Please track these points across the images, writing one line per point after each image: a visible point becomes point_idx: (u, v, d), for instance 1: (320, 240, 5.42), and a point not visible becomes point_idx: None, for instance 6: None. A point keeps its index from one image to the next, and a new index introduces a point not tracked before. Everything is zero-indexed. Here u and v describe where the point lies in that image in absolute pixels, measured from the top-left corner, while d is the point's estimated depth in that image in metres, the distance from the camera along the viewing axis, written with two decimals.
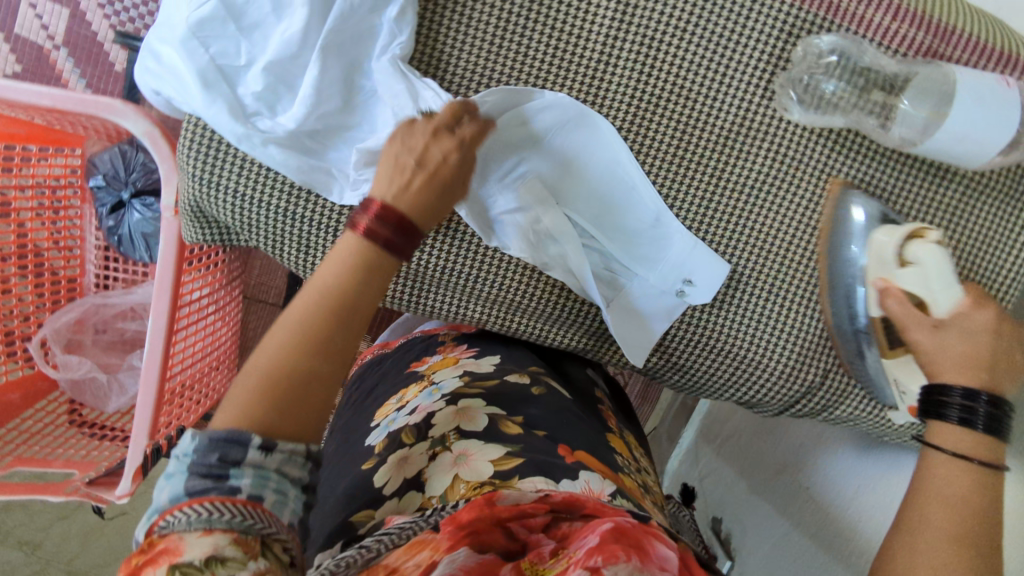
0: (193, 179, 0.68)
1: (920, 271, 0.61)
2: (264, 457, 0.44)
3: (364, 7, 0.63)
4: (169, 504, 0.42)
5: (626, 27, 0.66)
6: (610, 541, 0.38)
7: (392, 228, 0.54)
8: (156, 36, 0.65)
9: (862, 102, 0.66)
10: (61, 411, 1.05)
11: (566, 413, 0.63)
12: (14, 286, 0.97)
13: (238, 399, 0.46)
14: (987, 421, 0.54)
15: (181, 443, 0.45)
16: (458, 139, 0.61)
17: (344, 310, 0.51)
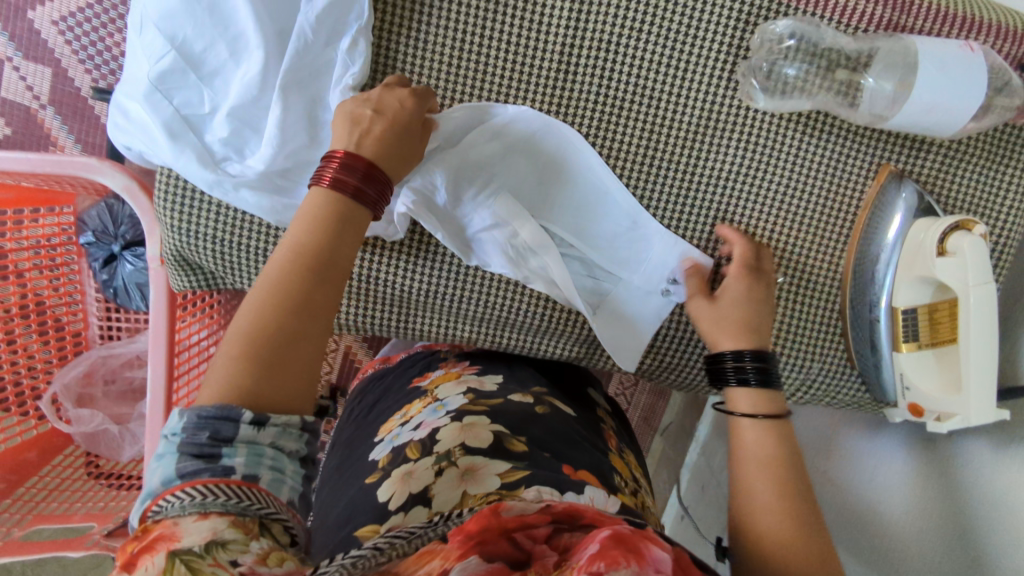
0: (174, 232, 0.69)
1: (958, 262, 0.61)
2: (257, 432, 0.43)
3: (319, 40, 0.64)
4: (163, 487, 0.40)
5: (582, 35, 0.67)
6: (610, 547, 0.36)
7: (360, 178, 0.55)
8: (122, 92, 0.66)
9: (829, 82, 0.65)
10: (78, 464, 1.05)
11: (571, 433, 0.63)
12: (19, 339, 0.98)
13: (220, 371, 0.45)
14: (757, 375, 0.62)
15: (169, 423, 0.44)
16: (410, 89, 0.62)
17: (321, 267, 0.50)
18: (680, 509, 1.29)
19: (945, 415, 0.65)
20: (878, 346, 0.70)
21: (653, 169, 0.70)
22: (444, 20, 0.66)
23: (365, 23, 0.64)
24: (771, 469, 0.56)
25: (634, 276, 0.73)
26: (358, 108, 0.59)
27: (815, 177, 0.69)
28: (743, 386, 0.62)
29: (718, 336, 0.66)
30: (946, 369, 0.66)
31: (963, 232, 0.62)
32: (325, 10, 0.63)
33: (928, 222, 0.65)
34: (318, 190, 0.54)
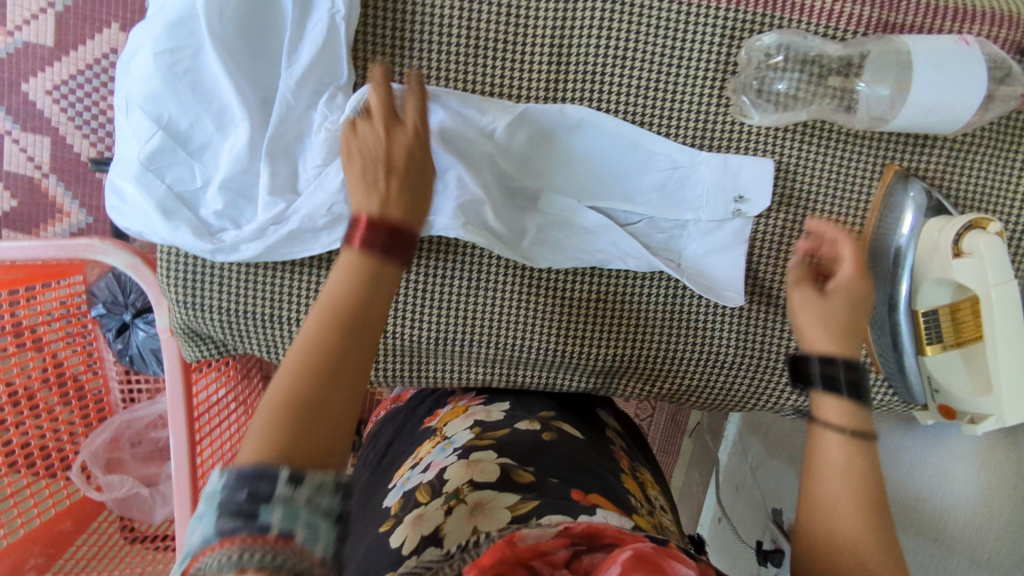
0: (177, 305, 0.69)
1: (975, 262, 0.59)
2: (295, 490, 0.38)
3: (299, 104, 0.63)
4: (200, 546, 0.36)
5: (566, 68, 0.66)
6: (631, 569, 0.35)
7: (388, 239, 0.49)
8: (113, 173, 0.65)
9: (822, 89, 0.64)
10: (113, 529, 1.07)
11: (580, 458, 0.62)
12: (42, 404, 0.99)
13: (250, 443, 0.40)
14: (850, 387, 0.53)
15: (209, 483, 0.39)
16: (409, 129, 0.57)
17: (359, 323, 0.46)
18: (717, 511, 1.27)
19: (979, 417, 0.63)
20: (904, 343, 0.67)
21: (649, 193, 0.69)
22: (425, 66, 0.66)
23: (344, 83, 0.64)
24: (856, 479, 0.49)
25: (643, 299, 0.71)
26: (369, 166, 0.54)
27: (819, 184, 0.68)
28: (832, 393, 0.53)
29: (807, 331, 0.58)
30: (975, 368, 0.63)
31: (977, 232, 0.60)
32: (308, 69, 0.62)
33: (941, 222, 0.63)
34: (348, 248, 0.50)
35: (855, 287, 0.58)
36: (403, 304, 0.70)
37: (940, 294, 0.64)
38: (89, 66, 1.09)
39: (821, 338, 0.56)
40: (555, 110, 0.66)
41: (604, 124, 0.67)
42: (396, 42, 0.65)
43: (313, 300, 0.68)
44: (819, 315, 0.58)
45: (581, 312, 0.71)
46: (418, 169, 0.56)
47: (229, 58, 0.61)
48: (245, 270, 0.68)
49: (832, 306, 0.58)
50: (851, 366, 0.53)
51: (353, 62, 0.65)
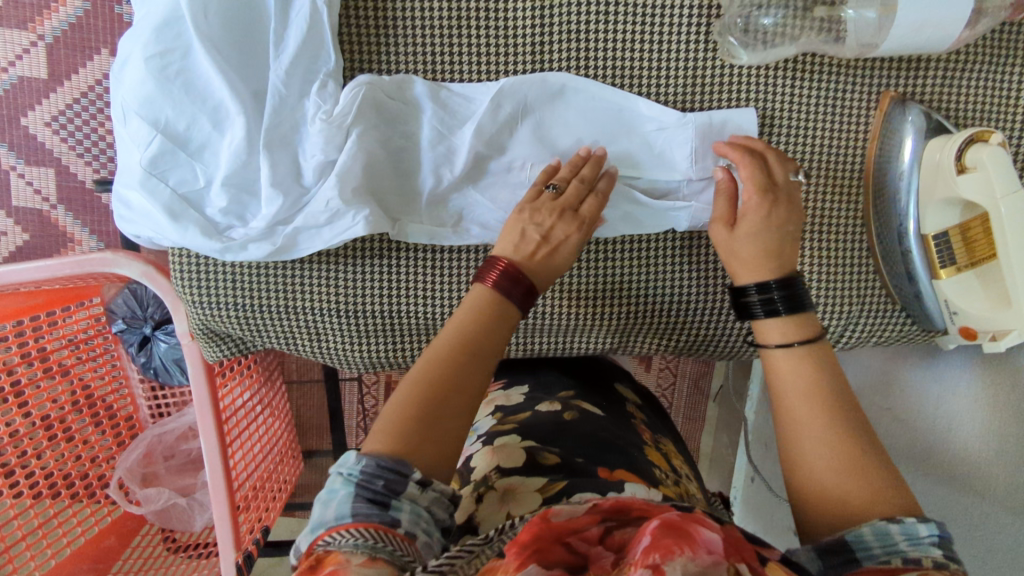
0: (195, 307, 0.70)
1: (980, 176, 0.59)
2: (421, 492, 0.46)
3: (292, 94, 0.64)
4: (335, 522, 0.43)
5: (550, 29, 0.66)
6: (661, 537, 0.36)
7: (515, 282, 0.59)
8: (120, 183, 0.67)
9: (808, 22, 0.62)
10: (156, 541, 1.09)
11: (601, 434, 0.64)
12: (74, 426, 1.02)
13: (387, 424, 0.49)
14: (787, 302, 0.57)
15: (345, 464, 0.46)
16: (579, 221, 0.63)
17: (482, 348, 0.55)
18: (749, 471, 1.26)
19: (1001, 333, 0.62)
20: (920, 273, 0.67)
21: (646, 151, 0.69)
22: (410, 45, 0.66)
23: (333, 67, 0.64)
24: (817, 398, 0.52)
25: (653, 248, 0.71)
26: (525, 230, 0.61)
27: (814, 119, 0.67)
28: (774, 316, 0.57)
29: (734, 270, 0.61)
30: (991, 287, 0.64)
31: (979, 145, 0.59)
32: (296, 58, 0.63)
33: (939, 142, 0.63)
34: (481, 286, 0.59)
35: (753, 212, 0.60)
36: (417, 283, 0.70)
37: (951, 215, 0.64)
38: (84, 94, 1.10)
39: (753, 267, 0.59)
40: (536, 79, 0.66)
41: (591, 85, 0.67)
42: (379, 24, 0.65)
43: (324, 289, 0.69)
44: (735, 248, 0.60)
45: (591, 268, 0.71)
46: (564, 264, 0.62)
47: (215, 53, 0.61)
48: (255, 268, 0.68)
49: (740, 239, 0.60)
50: (787, 287, 0.57)
51: (339, 44, 0.65)
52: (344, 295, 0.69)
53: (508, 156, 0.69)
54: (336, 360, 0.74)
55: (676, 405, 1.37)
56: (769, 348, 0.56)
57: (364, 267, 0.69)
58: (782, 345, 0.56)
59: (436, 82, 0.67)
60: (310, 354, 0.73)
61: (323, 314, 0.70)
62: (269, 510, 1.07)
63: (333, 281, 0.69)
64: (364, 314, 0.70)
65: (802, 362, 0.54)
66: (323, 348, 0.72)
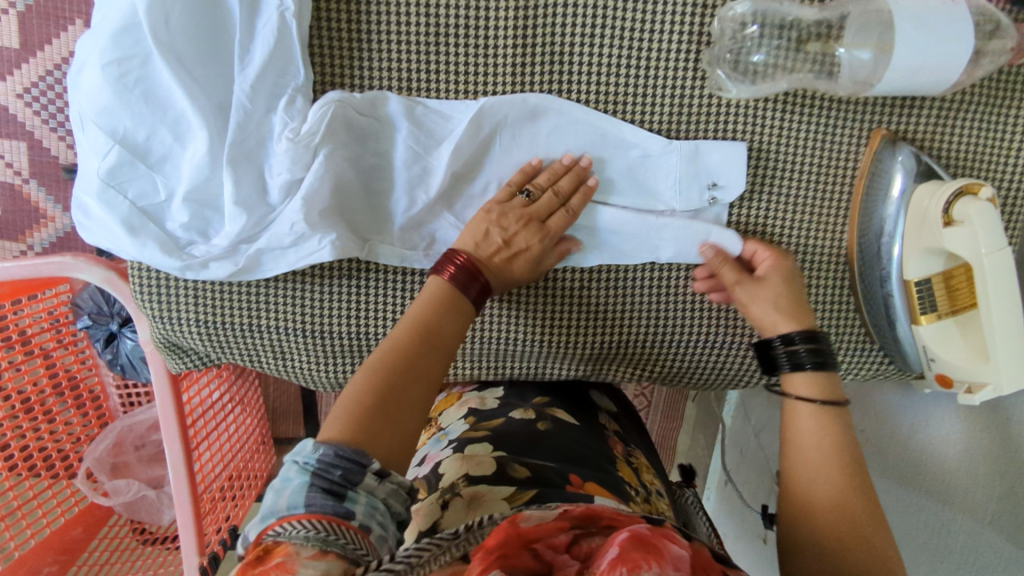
0: (156, 320, 0.68)
1: (967, 230, 0.57)
2: (377, 483, 0.44)
3: (258, 108, 0.61)
4: (286, 513, 0.40)
5: (532, 50, 0.63)
6: (631, 550, 0.36)
7: (472, 278, 0.59)
8: (77, 189, 0.63)
9: (801, 56, 0.60)
10: (125, 532, 1.10)
11: (576, 448, 0.63)
12: (37, 406, 0.98)
13: (342, 414, 0.47)
14: (812, 358, 0.57)
15: (302, 453, 0.44)
16: (543, 231, 0.62)
17: (436, 337, 0.55)
18: (721, 475, 1.26)
19: (976, 387, 0.61)
20: (902, 323, 0.65)
21: (624, 182, 0.66)
22: (386, 61, 0.63)
23: (302, 82, 0.61)
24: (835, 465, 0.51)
25: (632, 279, 0.69)
26: (484, 235, 0.61)
27: (803, 153, 0.65)
28: (799, 370, 0.57)
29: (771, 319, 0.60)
30: (970, 337, 0.62)
31: (968, 199, 0.58)
32: (262, 71, 0.60)
33: (926, 189, 0.61)
34: (440, 279, 0.59)
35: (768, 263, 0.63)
36: (387, 306, 0.68)
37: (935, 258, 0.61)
38: (56, 67, 1.04)
39: (780, 321, 0.60)
40: (517, 100, 0.63)
41: (572, 112, 0.64)
42: (352, 36, 0.62)
43: (291, 311, 0.67)
44: (766, 300, 0.61)
45: (567, 297, 0.70)
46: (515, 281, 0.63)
47: (177, 65, 0.58)
48: (219, 287, 0.66)
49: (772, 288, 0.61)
50: (812, 341, 0.58)
51: (309, 58, 0.62)
52: (311, 316, 0.67)
53: (485, 177, 0.66)
54: (302, 379, 0.72)
55: (654, 405, 1.35)
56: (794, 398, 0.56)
57: (334, 288, 0.67)
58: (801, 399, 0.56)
59: (409, 97, 0.63)
60: (276, 371, 0.71)
61: (290, 334, 0.68)
62: (236, 509, 1.06)
63: (299, 301, 0.67)
64: (331, 335, 0.68)
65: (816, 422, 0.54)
66: (289, 366, 0.70)
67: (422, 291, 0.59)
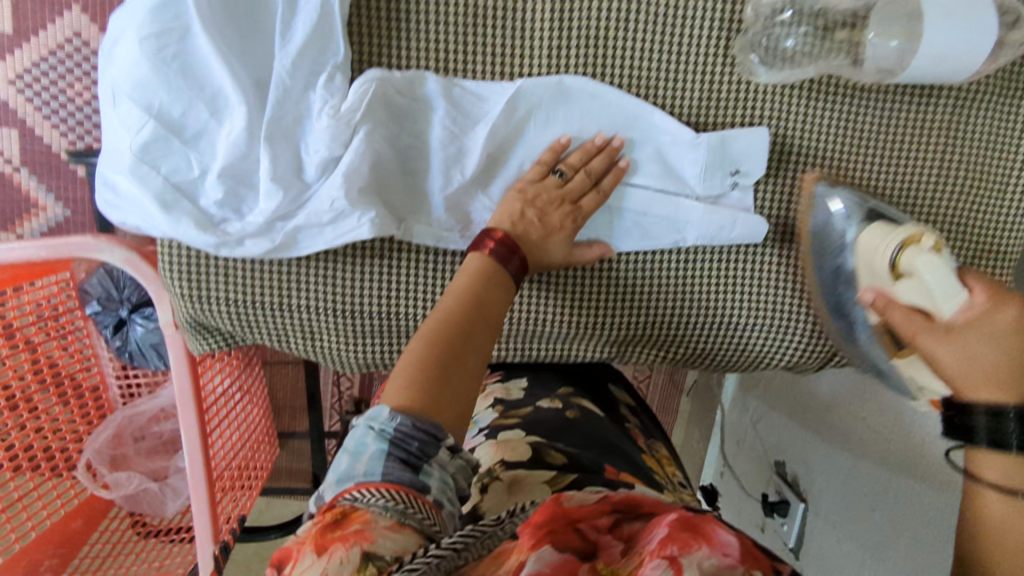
0: (183, 299, 0.67)
1: (918, 282, 0.57)
2: (450, 457, 0.45)
3: (297, 86, 0.61)
4: (363, 479, 0.42)
5: (568, 32, 0.64)
6: (678, 531, 0.37)
7: (510, 253, 0.60)
8: (106, 166, 0.62)
9: (828, 44, 0.62)
10: (125, 525, 1.07)
11: (608, 436, 0.64)
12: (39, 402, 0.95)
13: (401, 383, 0.48)
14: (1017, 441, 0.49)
15: (379, 418, 0.45)
16: (576, 208, 0.64)
17: (485, 312, 0.56)
18: (718, 467, 1.28)
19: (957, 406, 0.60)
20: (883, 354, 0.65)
21: (652, 165, 0.68)
22: (424, 41, 0.63)
23: (342, 60, 0.61)
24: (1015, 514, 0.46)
25: (661, 263, 0.70)
26: (520, 214, 0.63)
27: (827, 139, 0.67)
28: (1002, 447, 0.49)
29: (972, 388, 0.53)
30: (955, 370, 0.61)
31: (913, 251, 0.59)
32: (303, 48, 0.60)
33: (880, 231, 0.62)
34: (481, 255, 0.59)
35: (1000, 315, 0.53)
36: (418, 285, 0.68)
37: (947, 301, 0.55)
38: (54, 52, 1.01)
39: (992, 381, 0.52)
40: (552, 82, 0.64)
41: (605, 94, 0.65)
42: (391, 15, 0.63)
43: (323, 291, 0.67)
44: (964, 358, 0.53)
45: (596, 280, 0.71)
46: (550, 262, 0.64)
47: (218, 38, 0.58)
48: (250, 266, 0.66)
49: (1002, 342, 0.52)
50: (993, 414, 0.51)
51: (348, 36, 0.62)
52: (342, 296, 0.67)
53: (517, 160, 0.67)
54: (329, 360, 0.72)
55: (650, 398, 1.37)
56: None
57: (366, 268, 0.67)
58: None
59: (445, 78, 0.64)
60: (303, 352, 0.71)
61: (320, 314, 0.68)
62: (244, 499, 1.05)
63: (331, 282, 0.67)
64: (362, 315, 0.68)
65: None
66: (317, 347, 0.70)
67: (461, 267, 0.60)
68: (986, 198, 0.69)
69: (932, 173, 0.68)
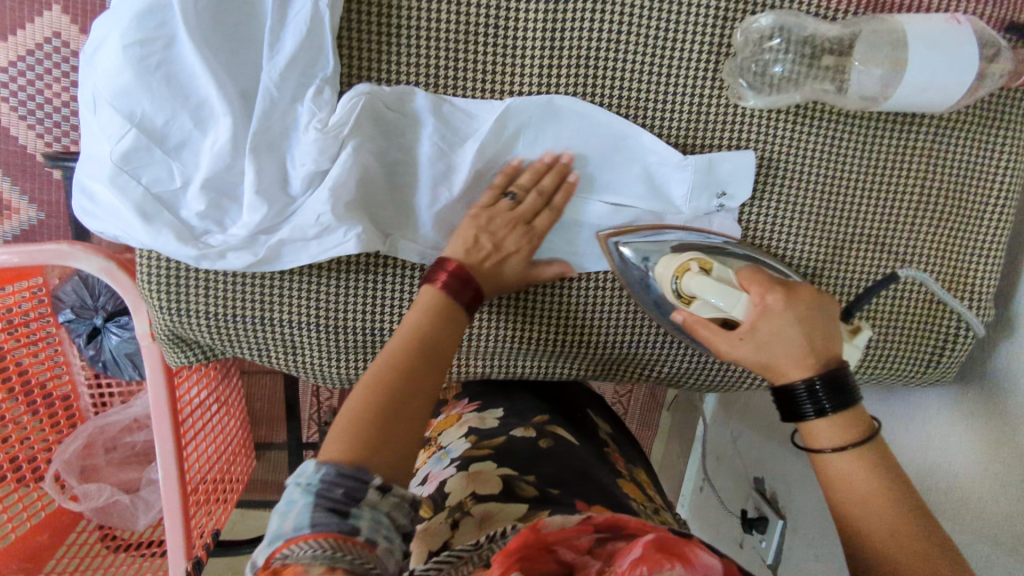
0: (161, 311, 0.65)
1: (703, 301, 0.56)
2: (382, 497, 0.44)
3: (285, 97, 0.60)
4: (292, 533, 0.40)
5: (560, 51, 0.64)
6: (653, 552, 0.37)
7: (464, 284, 0.59)
8: (84, 174, 0.61)
9: (815, 70, 0.63)
10: (94, 538, 1.03)
11: (577, 463, 0.62)
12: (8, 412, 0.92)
13: (343, 432, 0.47)
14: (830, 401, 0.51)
15: (303, 471, 0.44)
16: (528, 230, 0.64)
17: (434, 349, 0.55)
18: (697, 483, 1.28)
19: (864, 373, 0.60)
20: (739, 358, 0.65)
21: (638, 185, 0.68)
22: (415, 56, 0.63)
23: (331, 73, 0.61)
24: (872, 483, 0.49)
25: None
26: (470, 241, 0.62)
27: (814, 161, 0.68)
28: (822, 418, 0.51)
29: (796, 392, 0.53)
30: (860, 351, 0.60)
31: (692, 275, 0.58)
32: (292, 60, 0.59)
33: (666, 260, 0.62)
34: (432, 288, 0.59)
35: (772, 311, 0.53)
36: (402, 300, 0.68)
37: (732, 305, 0.54)
38: (31, 52, 0.99)
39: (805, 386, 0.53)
40: (541, 101, 0.64)
41: (594, 114, 0.65)
42: (382, 29, 0.62)
43: (305, 306, 0.66)
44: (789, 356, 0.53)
45: (583, 299, 0.71)
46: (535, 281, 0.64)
47: (205, 47, 0.57)
48: (232, 278, 0.65)
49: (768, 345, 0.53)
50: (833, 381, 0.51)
51: (338, 49, 0.62)
52: (325, 311, 0.66)
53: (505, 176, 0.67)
54: (309, 375, 0.71)
55: (631, 413, 1.37)
56: (820, 451, 0.51)
57: (350, 284, 0.67)
58: (834, 449, 0.50)
59: (435, 95, 0.64)
60: (284, 366, 0.70)
61: (302, 329, 0.67)
62: (219, 512, 1.03)
63: (313, 296, 0.66)
64: (345, 330, 0.67)
65: (863, 469, 0.49)
66: (298, 362, 0.69)
67: (414, 302, 0.59)
68: (964, 220, 0.70)
69: (913, 194, 0.69)
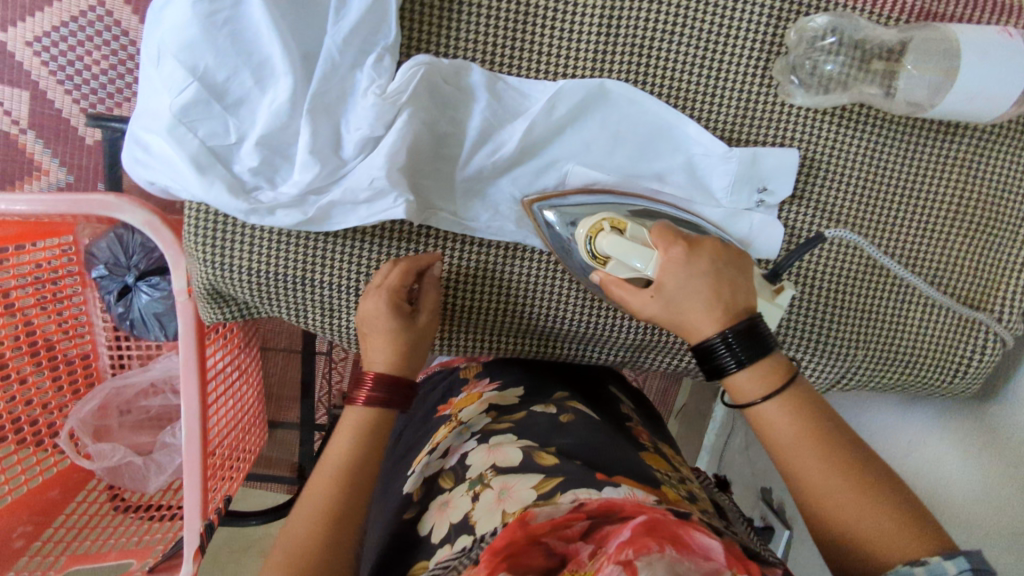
0: (204, 264, 0.66)
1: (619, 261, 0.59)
2: None
3: (345, 62, 0.61)
4: None
5: (615, 38, 0.65)
6: (642, 534, 0.35)
7: (388, 388, 0.60)
8: (141, 125, 0.62)
9: (864, 73, 0.65)
10: (104, 498, 1.03)
11: (598, 438, 0.61)
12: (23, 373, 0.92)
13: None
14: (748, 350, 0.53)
15: None
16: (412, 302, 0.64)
17: (356, 467, 0.56)
18: None
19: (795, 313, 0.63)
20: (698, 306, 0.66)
21: (680, 174, 0.70)
22: (473, 33, 0.64)
23: (392, 42, 0.62)
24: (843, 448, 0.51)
25: None
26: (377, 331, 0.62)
27: (855, 164, 0.69)
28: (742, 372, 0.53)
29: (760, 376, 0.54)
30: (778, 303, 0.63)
31: (604, 238, 0.60)
32: (355, 27, 0.61)
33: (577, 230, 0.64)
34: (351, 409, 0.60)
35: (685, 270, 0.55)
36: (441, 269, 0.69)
37: (645, 265, 0.57)
38: (75, 18, 1.00)
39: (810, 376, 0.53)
40: (593, 84, 0.65)
41: (643, 101, 0.66)
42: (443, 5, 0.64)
43: (346, 266, 0.67)
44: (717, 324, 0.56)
45: None
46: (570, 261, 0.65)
47: (273, 7, 0.59)
48: (277, 236, 0.66)
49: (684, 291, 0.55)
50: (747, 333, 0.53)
51: (400, 20, 0.63)
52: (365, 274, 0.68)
53: (552, 155, 0.69)
54: (342, 339, 0.71)
55: None
56: (748, 404, 0.53)
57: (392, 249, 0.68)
58: (761, 398, 0.53)
59: (490, 72, 0.65)
60: (318, 328, 0.71)
61: (340, 290, 0.68)
62: (232, 481, 1.03)
63: (356, 259, 0.67)
64: None
65: (786, 413, 0.52)
66: (334, 324, 0.70)
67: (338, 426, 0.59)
68: (998, 232, 0.71)
69: (949, 203, 0.70)
